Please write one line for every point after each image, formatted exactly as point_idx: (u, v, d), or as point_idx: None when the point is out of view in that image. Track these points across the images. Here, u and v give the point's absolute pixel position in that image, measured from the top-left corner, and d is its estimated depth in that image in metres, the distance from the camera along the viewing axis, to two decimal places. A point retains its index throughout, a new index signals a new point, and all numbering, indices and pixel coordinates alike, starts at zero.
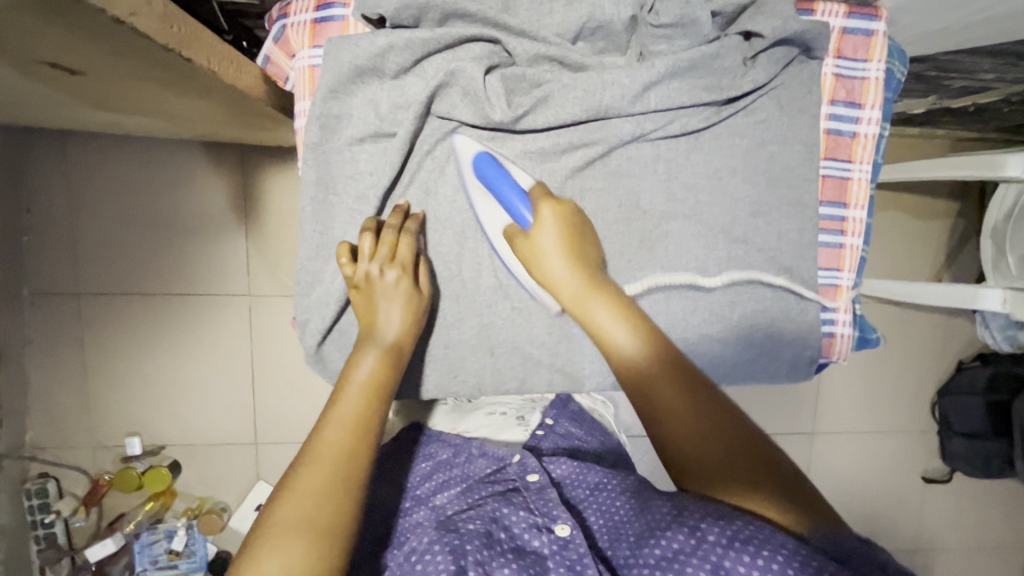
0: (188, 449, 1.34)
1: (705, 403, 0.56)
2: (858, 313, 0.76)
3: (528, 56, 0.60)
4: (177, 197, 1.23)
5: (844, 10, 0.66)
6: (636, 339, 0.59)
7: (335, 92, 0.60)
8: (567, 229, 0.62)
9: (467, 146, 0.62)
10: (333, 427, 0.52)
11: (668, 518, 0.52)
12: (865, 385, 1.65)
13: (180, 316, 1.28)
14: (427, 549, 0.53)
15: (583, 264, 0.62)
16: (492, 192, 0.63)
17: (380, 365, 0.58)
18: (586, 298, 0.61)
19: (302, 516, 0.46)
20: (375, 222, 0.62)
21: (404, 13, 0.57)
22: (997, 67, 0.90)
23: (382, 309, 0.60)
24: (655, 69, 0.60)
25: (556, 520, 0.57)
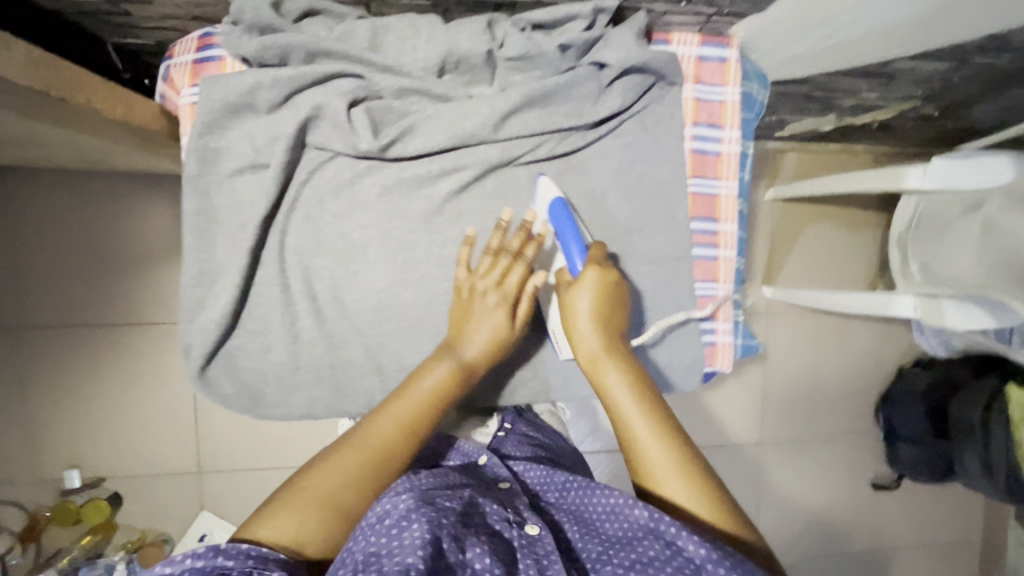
0: (129, 481, 1.33)
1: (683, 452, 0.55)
2: (740, 322, 0.80)
3: (393, 89, 0.64)
4: (115, 229, 1.25)
5: (697, 39, 0.71)
6: (640, 396, 0.58)
7: (211, 127, 0.63)
8: (601, 295, 0.64)
9: (546, 185, 0.68)
10: (383, 422, 0.58)
11: (642, 529, 0.51)
12: (811, 395, 1.67)
13: (117, 346, 1.28)
14: (405, 514, 0.49)
15: (602, 328, 0.63)
16: (559, 238, 0.67)
17: (447, 378, 0.62)
18: (599, 359, 0.62)
19: (324, 492, 0.53)
20: (499, 240, 0.66)
21: (267, 53, 0.61)
22: (875, 86, 0.96)
23: (471, 327, 0.65)
24: (512, 100, 0.65)
25: (528, 520, 0.54)
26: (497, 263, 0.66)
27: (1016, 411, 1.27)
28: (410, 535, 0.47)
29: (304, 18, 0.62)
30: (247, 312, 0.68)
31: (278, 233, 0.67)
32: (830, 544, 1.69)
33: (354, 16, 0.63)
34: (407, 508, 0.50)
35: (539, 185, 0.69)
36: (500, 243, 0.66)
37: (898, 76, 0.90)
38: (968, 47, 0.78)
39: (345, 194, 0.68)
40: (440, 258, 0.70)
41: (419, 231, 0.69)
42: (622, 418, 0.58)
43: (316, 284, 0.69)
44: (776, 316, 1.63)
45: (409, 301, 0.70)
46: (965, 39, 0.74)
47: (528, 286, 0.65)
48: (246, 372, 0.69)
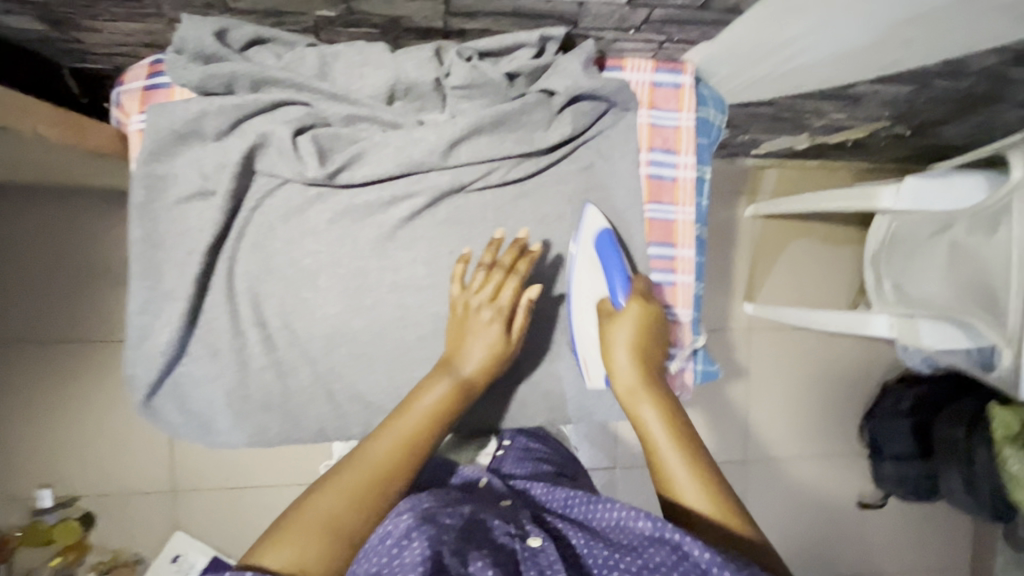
0: (103, 500, 1.30)
1: (719, 489, 0.49)
2: (699, 348, 0.78)
3: (341, 117, 0.64)
4: (90, 247, 1.23)
5: (651, 66, 0.71)
6: (674, 426, 0.54)
7: (157, 155, 0.63)
8: (643, 332, 0.63)
9: (595, 217, 0.70)
10: (385, 439, 0.54)
11: (648, 538, 0.47)
12: (795, 411, 1.66)
13: (90, 365, 1.26)
14: (405, 533, 0.44)
15: (644, 364, 0.61)
16: (603, 269, 0.69)
17: (449, 394, 0.60)
18: (634, 389, 0.58)
19: (324, 517, 0.47)
20: (491, 255, 0.67)
21: (212, 82, 0.61)
22: (842, 108, 0.96)
23: (469, 342, 0.64)
24: (460, 127, 0.64)
25: (530, 532, 0.49)
26: (490, 278, 0.66)
27: (999, 430, 1.19)
28: (410, 553, 0.42)
29: (251, 46, 0.62)
30: (196, 339, 0.67)
31: (227, 260, 0.67)
32: (817, 564, 1.67)
33: (305, 43, 0.63)
34: (408, 527, 0.45)
35: (585, 217, 0.71)
36: (491, 258, 0.67)
37: (863, 98, 0.90)
38: (928, 71, 0.77)
39: (295, 221, 0.67)
40: (392, 284, 0.70)
41: (370, 257, 0.69)
42: (653, 450, 0.53)
43: (265, 311, 0.68)
44: (758, 332, 1.62)
45: (361, 328, 0.70)
46: (923, 64, 0.74)
47: (523, 299, 0.65)
48: (194, 400, 0.68)
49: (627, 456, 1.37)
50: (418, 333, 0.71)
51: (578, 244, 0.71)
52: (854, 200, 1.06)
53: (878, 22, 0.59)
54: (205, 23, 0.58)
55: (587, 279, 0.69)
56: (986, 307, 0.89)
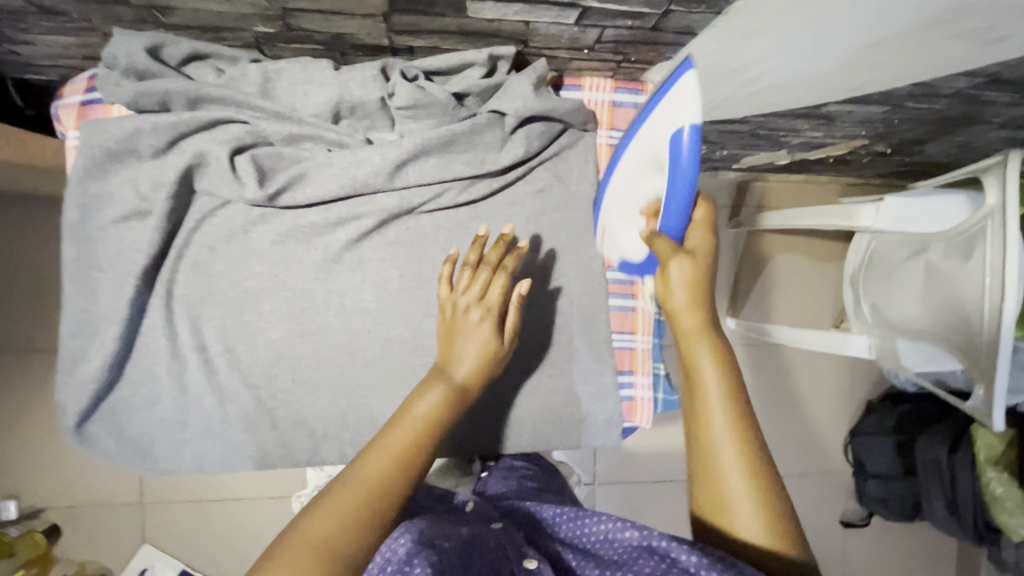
0: (69, 512, 1.25)
1: (756, 466, 0.50)
2: (660, 374, 0.78)
3: (282, 136, 0.62)
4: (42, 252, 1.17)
5: (610, 85, 0.69)
6: (728, 402, 0.53)
7: (91, 173, 0.61)
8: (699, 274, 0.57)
9: (689, 92, 0.50)
10: (379, 455, 0.51)
11: (636, 548, 0.48)
12: (777, 430, 1.57)
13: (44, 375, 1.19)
14: (407, 559, 0.40)
15: (698, 307, 0.57)
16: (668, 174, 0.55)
17: (441, 402, 0.56)
18: (691, 342, 0.56)
19: (320, 538, 0.44)
20: (477, 253, 0.63)
21: (145, 99, 0.59)
22: (817, 126, 0.93)
23: (459, 346, 0.59)
24: (406, 148, 0.62)
25: (525, 555, 0.48)
26: (477, 276, 0.62)
27: (982, 452, 1.16)
28: None
29: (190, 61, 0.60)
30: (133, 363, 0.65)
31: (165, 281, 0.64)
32: None
33: (248, 59, 0.61)
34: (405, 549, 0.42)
35: (679, 83, 0.51)
36: (477, 256, 0.63)
37: (836, 117, 0.88)
38: (899, 93, 0.75)
39: (237, 241, 0.65)
40: (338, 308, 0.67)
41: (317, 280, 0.67)
42: (704, 424, 0.52)
43: (206, 335, 0.66)
44: (741, 350, 1.55)
45: (306, 352, 0.67)
46: (891, 87, 0.72)
47: (513, 296, 0.61)
48: (132, 426, 0.66)
49: (606, 472, 1.35)
50: (365, 358, 0.68)
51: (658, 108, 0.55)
52: (837, 218, 1.03)
53: (834, 47, 0.57)
54: (138, 39, 0.56)
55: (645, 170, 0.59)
56: (962, 333, 0.86)
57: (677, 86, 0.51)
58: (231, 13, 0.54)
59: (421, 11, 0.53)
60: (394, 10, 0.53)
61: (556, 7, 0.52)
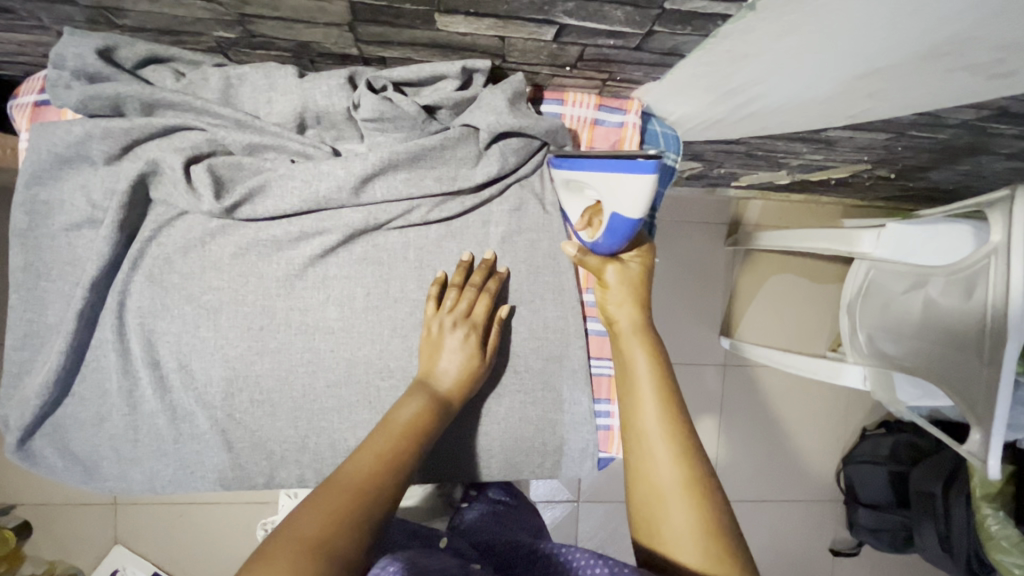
0: (43, 509, 1.23)
1: (685, 452, 0.54)
2: None
3: (242, 145, 0.59)
4: None
5: (594, 102, 0.65)
6: (660, 395, 0.58)
7: (40, 178, 0.58)
8: (635, 282, 0.64)
9: (641, 194, 0.51)
10: (360, 456, 0.50)
11: None
12: (767, 453, 1.53)
13: None
14: None
15: (636, 310, 0.63)
16: (609, 234, 0.58)
17: (424, 410, 0.56)
18: (628, 339, 0.62)
19: (316, 537, 0.41)
20: (461, 275, 0.63)
21: (96, 103, 0.55)
22: (816, 149, 0.89)
23: (442, 356, 0.60)
24: (372, 162, 0.59)
25: None
26: (463, 296, 0.63)
27: (978, 488, 1.10)
28: None
29: (147, 64, 0.57)
30: (82, 377, 0.62)
31: (116, 293, 0.61)
32: None
33: (210, 63, 0.58)
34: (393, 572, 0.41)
35: (633, 179, 0.51)
36: (461, 278, 0.63)
37: (837, 141, 0.84)
38: (900, 121, 0.72)
39: (194, 253, 0.62)
40: (300, 326, 0.64)
41: (277, 296, 0.63)
42: (638, 416, 0.57)
43: (159, 350, 0.62)
44: (734, 370, 1.51)
45: (264, 372, 0.64)
46: (893, 114, 0.69)
47: (496, 317, 0.63)
48: (81, 443, 0.63)
49: (590, 491, 1.32)
50: (327, 380, 0.64)
51: (604, 170, 0.54)
52: (835, 242, 1.00)
53: (829, 74, 0.54)
54: (88, 39, 0.53)
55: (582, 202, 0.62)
56: (959, 371, 0.82)
57: (630, 178, 0.51)
58: (186, 16, 0.51)
59: (386, 21, 0.49)
60: (358, 19, 0.49)
61: (530, 22, 0.48)
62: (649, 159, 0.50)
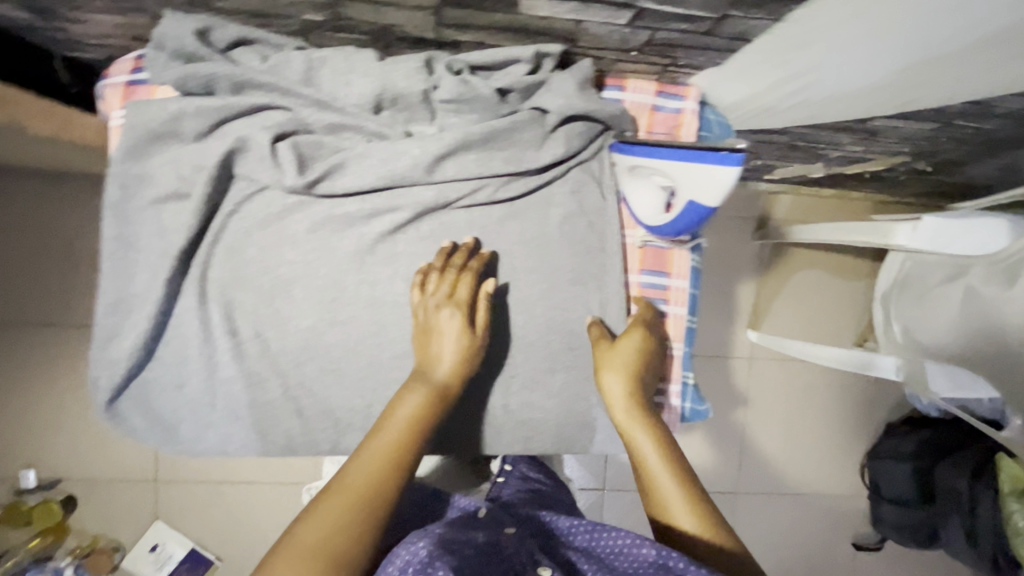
0: (85, 484, 1.27)
1: (692, 484, 0.56)
2: (689, 384, 0.74)
3: (323, 125, 0.62)
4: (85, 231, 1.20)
5: (653, 88, 0.68)
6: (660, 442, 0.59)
7: (135, 153, 0.61)
8: (630, 345, 0.66)
9: (723, 185, 0.57)
10: (363, 460, 0.52)
11: (653, 565, 0.49)
12: (791, 445, 1.55)
13: (71, 354, 1.23)
14: (429, 561, 0.44)
15: (634, 369, 0.64)
16: (678, 219, 0.63)
17: (423, 402, 0.58)
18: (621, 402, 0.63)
19: (319, 543, 0.45)
20: (443, 258, 0.65)
21: (192, 82, 0.59)
22: (858, 140, 0.91)
23: (436, 345, 0.62)
24: (447, 142, 0.62)
25: (540, 563, 0.49)
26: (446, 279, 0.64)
27: (1008, 484, 1.13)
28: None
29: (236, 46, 0.60)
30: (165, 343, 0.65)
31: (200, 264, 0.64)
32: None
33: (292, 46, 0.61)
34: (428, 554, 0.45)
35: (717, 171, 0.56)
36: (442, 262, 0.65)
37: (880, 132, 0.86)
38: (948, 110, 0.74)
39: (272, 228, 0.65)
40: (368, 299, 0.66)
41: (348, 270, 0.66)
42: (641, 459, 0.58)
43: (237, 319, 0.66)
44: (761, 362, 1.52)
45: (334, 342, 0.67)
46: (945, 103, 0.70)
47: (482, 294, 0.64)
48: (161, 407, 0.66)
49: (616, 479, 1.34)
50: (393, 352, 0.67)
51: (683, 160, 0.58)
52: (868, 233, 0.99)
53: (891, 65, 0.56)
54: (188, 21, 0.57)
55: (641, 190, 0.65)
56: (1002, 362, 0.85)
57: (715, 169, 0.56)
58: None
59: (471, 5, 0.52)
60: (445, 3, 0.52)
61: (610, 7, 0.51)
62: (736, 152, 0.55)
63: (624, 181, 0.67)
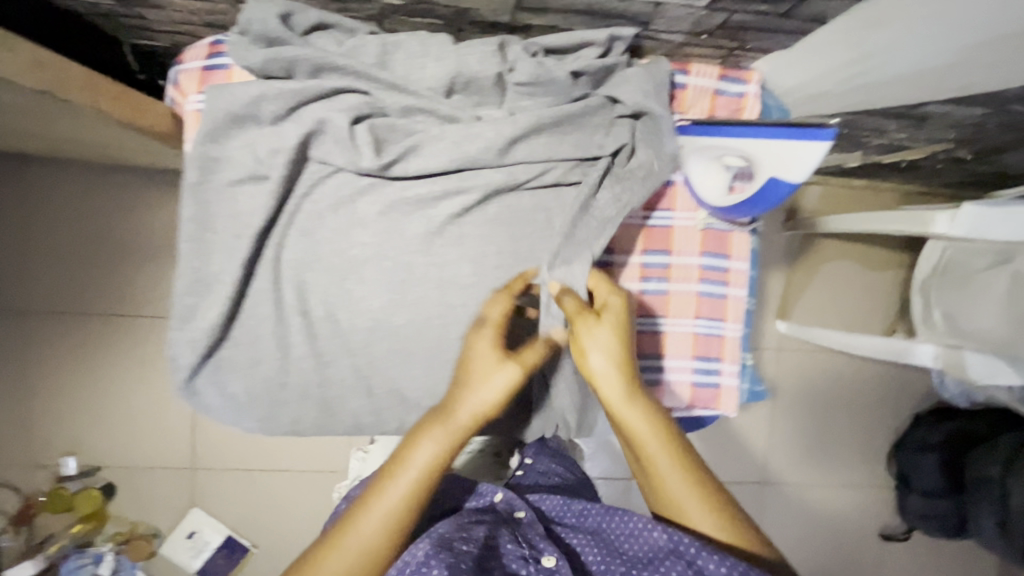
0: (124, 472, 1.27)
1: (693, 468, 0.57)
2: (747, 365, 0.78)
3: (398, 107, 0.63)
4: (132, 221, 1.22)
5: (717, 73, 0.69)
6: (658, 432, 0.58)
7: (214, 135, 0.62)
8: (616, 328, 0.59)
9: (811, 160, 0.57)
10: (374, 514, 0.54)
11: (663, 550, 0.52)
12: (821, 435, 1.56)
13: (115, 342, 1.24)
14: (423, 562, 0.51)
15: (624, 356, 0.58)
16: (755, 200, 0.63)
17: (436, 449, 0.56)
18: (613, 396, 0.58)
19: None
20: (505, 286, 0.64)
21: (274, 65, 0.61)
22: (904, 126, 0.92)
23: (465, 388, 0.57)
24: (520, 125, 0.63)
25: (543, 553, 0.55)
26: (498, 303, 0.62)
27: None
28: None
29: (314, 31, 0.62)
30: (240, 323, 0.67)
31: (275, 245, 0.66)
32: None
33: (367, 30, 0.63)
34: (425, 555, 0.52)
35: (807, 147, 0.56)
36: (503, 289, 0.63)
37: (930, 118, 0.87)
38: (1005, 95, 0.75)
39: (344, 211, 0.66)
40: (437, 280, 0.67)
41: (417, 252, 0.67)
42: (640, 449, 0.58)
43: (309, 300, 0.67)
44: (791, 352, 1.53)
45: (402, 323, 0.68)
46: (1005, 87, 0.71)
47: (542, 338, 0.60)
48: (234, 386, 0.68)
49: None
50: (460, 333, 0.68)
51: (770, 138, 0.58)
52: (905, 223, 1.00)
53: (961, 56, 0.57)
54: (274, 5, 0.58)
55: (711, 172, 0.65)
56: None
57: (804, 144, 0.56)
58: None
59: None
60: None
61: None
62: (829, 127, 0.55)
63: (690, 165, 0.67)
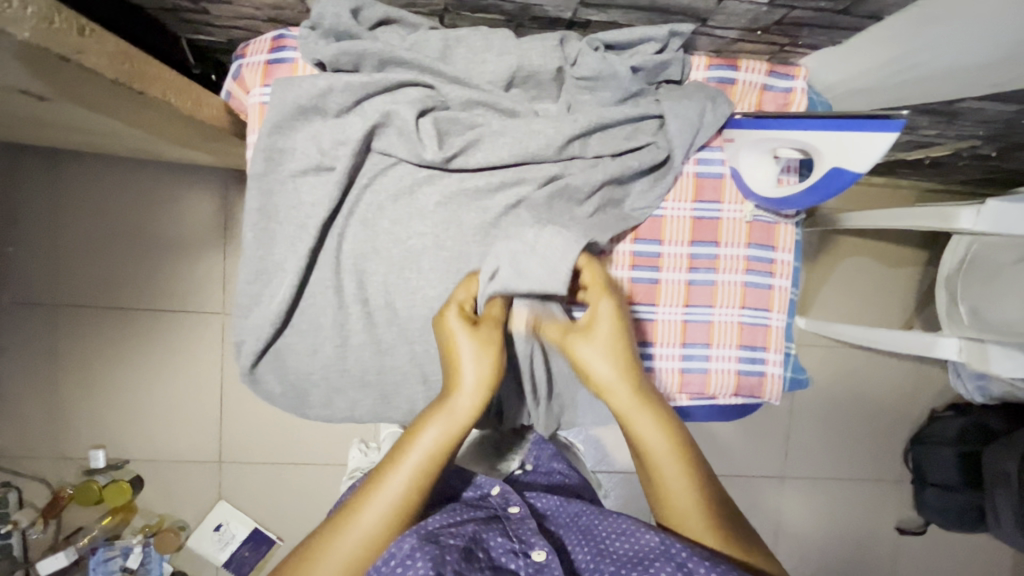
0: (153, 464, 1.28)
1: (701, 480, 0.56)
2: (791, 354, 0.79)
3: (460, 100, 0.65)
4: (162, 215, 1.22)
5: (766, 68, 0.71)
6: (667, 440, 0.57)
7: (280, 127, 0.64)
8: (614, 332, 0.59)
9: (875, 151, 0.57)
10: (372, 507, 0.51)
11: (654, 551, 0.50)
12: (839, 430, 1.57)
13: (146, 336, 1.25)
14: (408, 553, 0.47)
15: (625, 362, 0.58)
16: (814, 190, 0.64)
17: (437, 432, 0.54)
18: (619, 403, 0.58)
19: None
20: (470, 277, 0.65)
21: (343, 59, 0.62)
22: (935, 123, 0.94)
23: (454, 370, 0.56)
24: (580, 121, 0.65)
25: (534, 547, 0.52)
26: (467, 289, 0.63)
27: None
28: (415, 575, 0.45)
29: (379, 26, 0.64)
30: (301, 311, 0.68)
31: (336, 235, 0.68)
32: None
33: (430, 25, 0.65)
34: (408, 546, 0.48)
35: (871, 136, 0.57)
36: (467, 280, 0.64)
37: (962, 114, 0.89)
38: None
39: (404, 201, 0.68)
40: None
41: (473, 242, 0.68)
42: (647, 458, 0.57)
43: (368, 289, 0.69)
44: (811, 348, 1.54)
45: None
46: None
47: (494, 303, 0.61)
48: (294, 373, 0.70)
49: None
50: None
51: (830, 128, 0.59)
52: (925, 216, 1.03)
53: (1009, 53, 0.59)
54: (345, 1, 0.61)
55: None
56: None
57: (868, 133, 0.57)
58: None
59: None
60: None
61: None
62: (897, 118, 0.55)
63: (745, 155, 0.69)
